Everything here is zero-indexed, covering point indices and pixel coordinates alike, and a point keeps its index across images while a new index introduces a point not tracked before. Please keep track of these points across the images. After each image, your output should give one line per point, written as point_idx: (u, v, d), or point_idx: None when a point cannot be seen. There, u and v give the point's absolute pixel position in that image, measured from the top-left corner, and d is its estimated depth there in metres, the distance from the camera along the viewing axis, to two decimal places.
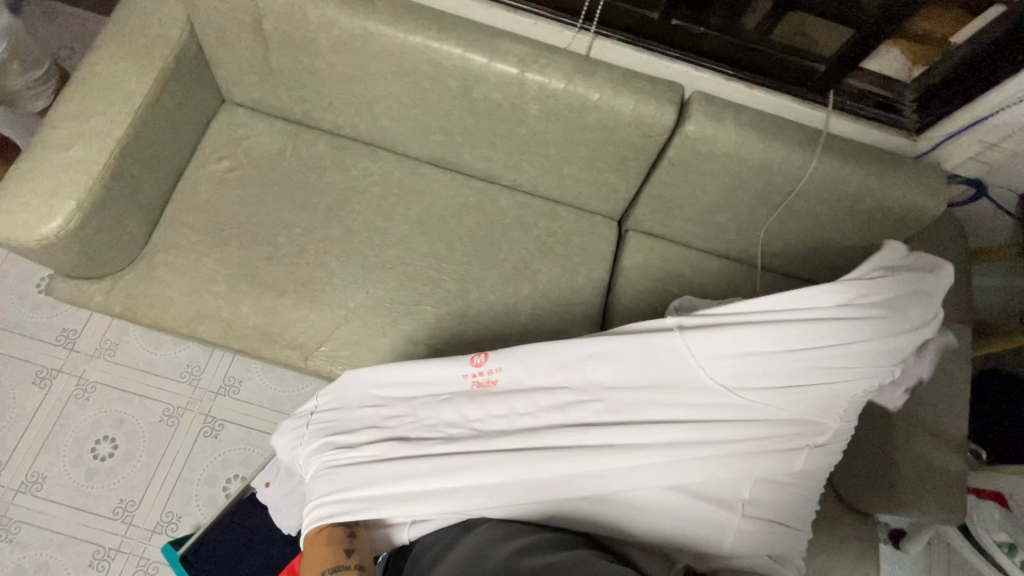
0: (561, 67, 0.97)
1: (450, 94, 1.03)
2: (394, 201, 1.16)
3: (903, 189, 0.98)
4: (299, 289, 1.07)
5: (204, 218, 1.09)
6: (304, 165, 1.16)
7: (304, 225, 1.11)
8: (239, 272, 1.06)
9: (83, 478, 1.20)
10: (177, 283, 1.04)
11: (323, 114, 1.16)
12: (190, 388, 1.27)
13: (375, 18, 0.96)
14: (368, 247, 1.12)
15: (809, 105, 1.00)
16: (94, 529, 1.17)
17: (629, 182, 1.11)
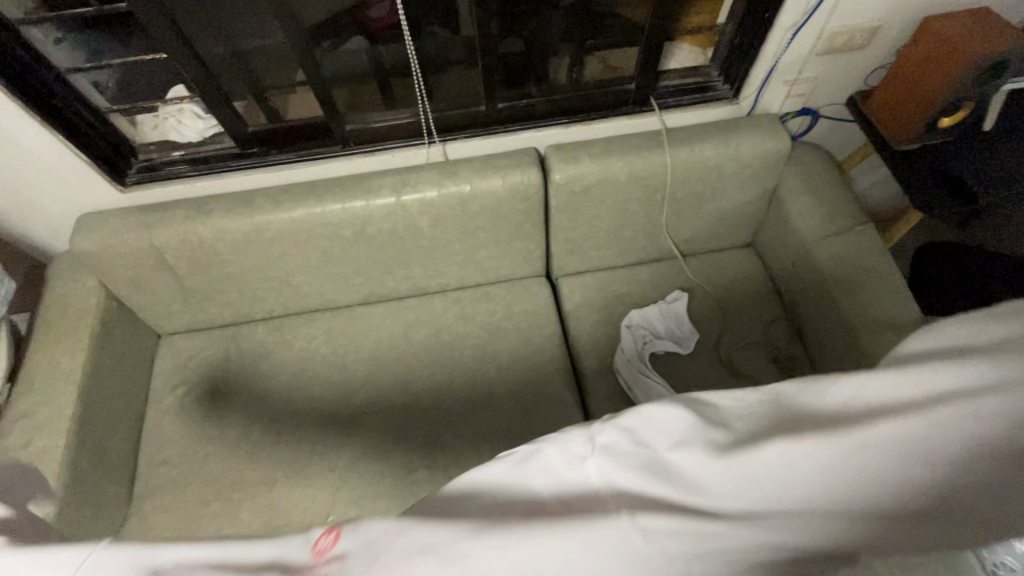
0: (430, 178, 1.09)
1: (350, 241, 1.13)
2: (344, 351, 1.22)
3: (750, 143, 1.10)
4: (289, 472, 1.08)
5: (177, 450, 1.12)
6: (251, 358, 1.21)
7: (271, 411, 1.15)
8: (229, 483, 1.07)
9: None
10: (171, 523, 1.05)
11: (252, 307, 1.23)
12: None
13: (260, 212, 1.07)
14: (337, 402, 1.15)
15: (641, 115, 1.14)
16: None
17: (535, 241, 1.21)
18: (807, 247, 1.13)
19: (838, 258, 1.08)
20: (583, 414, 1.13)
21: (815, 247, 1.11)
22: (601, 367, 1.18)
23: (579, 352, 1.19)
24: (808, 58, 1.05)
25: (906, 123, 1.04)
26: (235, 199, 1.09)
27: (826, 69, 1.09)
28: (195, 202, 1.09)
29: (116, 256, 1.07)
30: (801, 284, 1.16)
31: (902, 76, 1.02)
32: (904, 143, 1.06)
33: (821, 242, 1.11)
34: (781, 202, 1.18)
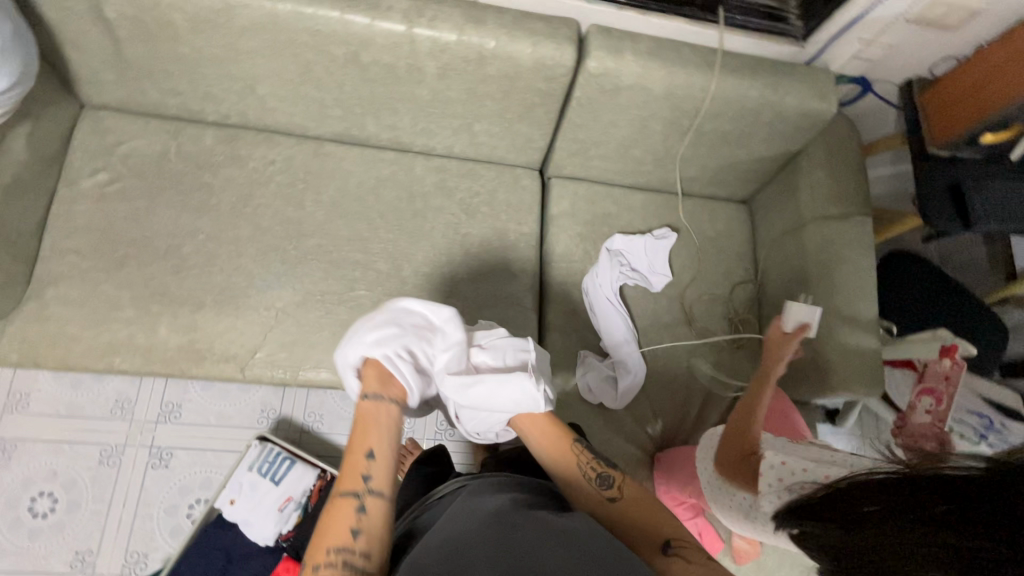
0: (451, 17, 0.92)
1: (338, 63, 0.96)
2: (302, 187, 1.09)
3: (797, 96, 1.02)
4: (220, 299, 1.00)
5: (92, 242, 0.99)
6: (192, 164, 1.06)
7: (207, 229, 1.03)
8: (146, 294, 0.98)
9: (33, 535, 1.13)
10: (76, 317, 0.95)
11: (203, 105, 1.05)
12: (125, 423, 1.21)
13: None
14: (285, 241, 1.05)
15: (702, 25, 1.01)
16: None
17: (542, 129, 1.10)
18: (803, 224, 1.12)
19: (836, 243, 1.07)
20: (538, 322, 1.11)
21: (810, 225, 1.10)
22: (568, 281, 1.15)
23: (550, 262, 1.15)
24: (893, 22, 0.95)
25: (950, 126, 1.00)
26: None
27: (905, 40, 0.99)
28: None
29: None
30: (784, 258, 1.16)
31: (973, 75, 0.96)
32: (939, 146, 1.03)
33: (819, 223, 1.09)
34: (798, 170, 1.13)
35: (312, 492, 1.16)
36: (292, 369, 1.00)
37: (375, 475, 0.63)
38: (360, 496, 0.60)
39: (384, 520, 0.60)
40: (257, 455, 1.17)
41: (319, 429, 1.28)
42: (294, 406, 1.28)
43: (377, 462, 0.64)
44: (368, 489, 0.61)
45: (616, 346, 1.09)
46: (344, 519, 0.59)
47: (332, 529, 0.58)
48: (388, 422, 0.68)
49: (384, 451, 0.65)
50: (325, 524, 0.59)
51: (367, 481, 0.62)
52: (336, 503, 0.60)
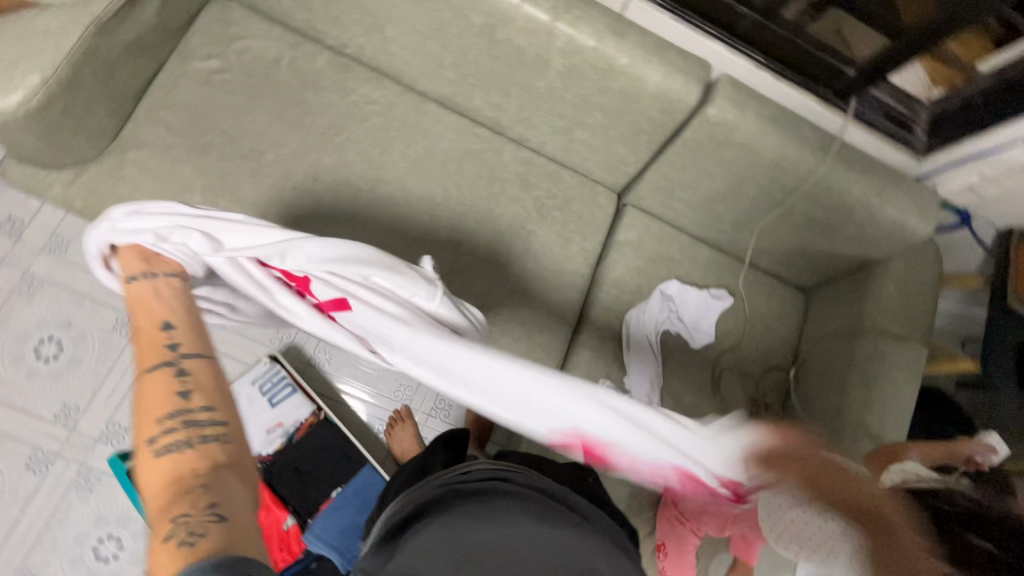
0: (594, 22, 0.92)
1: (471, 30, 0.96)
2: (393, 135, 1.09)
3: (897, 208, 1.01)
4: (282, 215, 1.01)
5: (184, 120, 1.01)
6: (299, 79, 1.07)
7: (293, 145, 1.04)
8: (217, 187, 0.99)
9: (34, 374, 1.17)
10: (147, 186, 0.97)
11: (329, 28, 1.06)
12: None
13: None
14: (360, 180, 1.06)
15: (830, 108, 1.00)
16: (44, 429, 1.16)
17: (638, 157, 1.09)
18: (857, 333, 1.09)
19: (885, 364, 1.04)
20: (570, 338, 1.11)
21: (865, 335, 1.07)
22: (612, 309, 1.14)
23: (600, 285, 1.15)
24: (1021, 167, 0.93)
25: None
26: None
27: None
28: None
29: None
30: (828, 359, 1.13)
31: None
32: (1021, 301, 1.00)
33: (874, 337, 1.06)
34: (871, 279, 1.11)
35: (302, 425, 1.17)
36: None
37: (180, 342, 0.69)
38: (173, 363, 0.67)
39: (204, 375, 0.68)
40: (263, 372, 1.19)
41: (322, 365, 1.28)
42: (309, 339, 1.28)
43: (184, 351, 0.69)
44: (173, 357, 0.68)
45: (637, 386, 1.09)
46: (162, 385, 0.65)
47: (157, 400, 0.64)
48: (164, 295, 0.75)
49: (191, 330, 0.73)
50: (143, 400, 0.65)
51: (178, 362, 0.67)
52: (143, 381, 0.66)
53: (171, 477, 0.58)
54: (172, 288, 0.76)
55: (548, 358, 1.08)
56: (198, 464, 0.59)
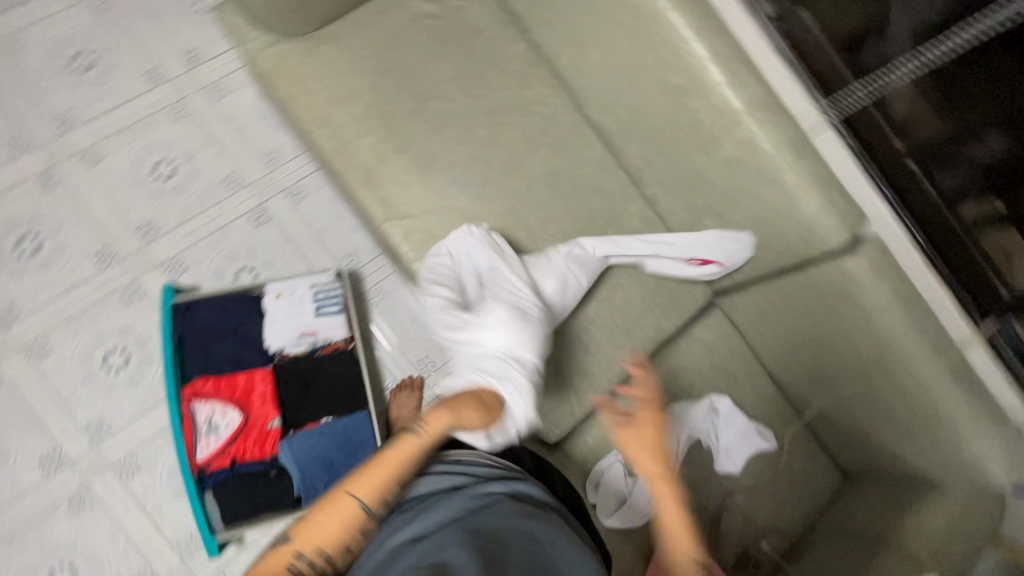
0: (779, 132, 0.98)
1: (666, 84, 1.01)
2: (544, 139, 1.11)
3: (980, 438, 0.97)
4: (415, 158, 1.05)
5: (381, 40, 1.08)
6: (490, 53, 1.12)
7: (458, 104, 1.09)
8: (379, 108, 1.05)
9: (146, 185, 1.27)
10: (324, 79, 1.05)
11: (539, 26, 1.13)
12: (263, 172, 1.32)
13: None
14: (497, 162, 1.09)
15: (963, 315, 0.98)
16: (126, 234, 1.25)
17: (755, 268, 1.08)
18: (873, 542, 0.96)
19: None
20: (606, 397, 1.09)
21: (882, 550, 0.94)
22: None
23: (656, 365, 1.12)
24: None
25: None
26: None
27: None
28: None
29: None
30: (832, 553, 1.00)
31: None
32: None
33: (891, 555, 0.93)
34: (915, 495, 0.99)
35: (330, 345, 1.17)
36: (414, 251, 1.03)
37: (359, 490, 0.70)
38: (369, 513, 0.69)
39: (349, 518, 0.68)
40: (323, 282, 1.20)
41: (370, 303, 1.31)
42: (372, 274, 1.33)
43: (429, 422, 0.76)
44: (381, 497, 0.71)
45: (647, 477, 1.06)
46: (350, 521, 0.68)
47: (334, 527, 0.68)
48: (442, 411, 0.78)
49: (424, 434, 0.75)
50: (320, 517, 0.68)
51: (388, 495, 0.71)
52: (338, 498, 0.70)
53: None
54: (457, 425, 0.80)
55: (578, 405, 1.06)
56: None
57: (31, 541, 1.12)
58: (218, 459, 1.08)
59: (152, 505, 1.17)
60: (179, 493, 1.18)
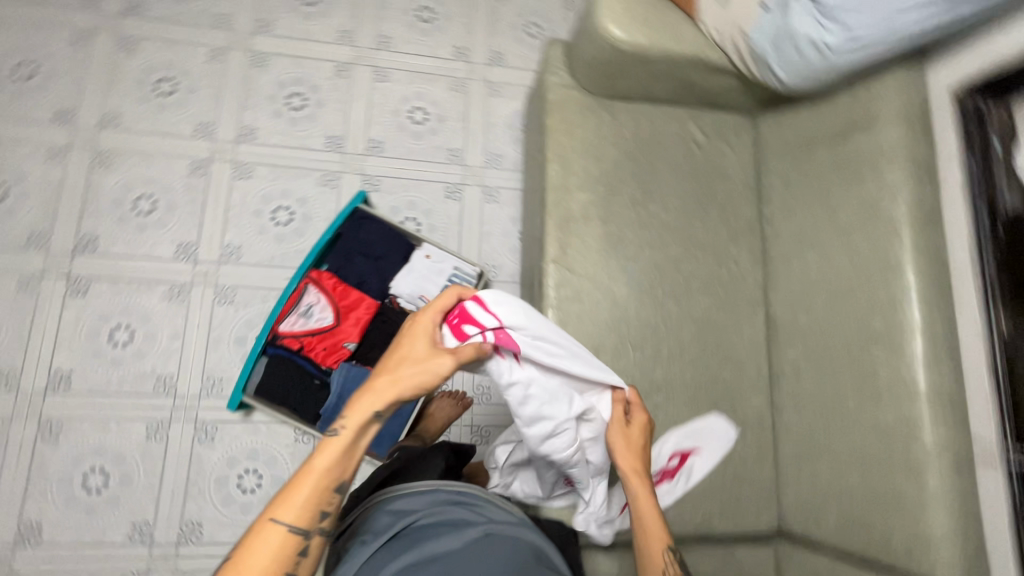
0: (949, 437, 0.89)
1: (860, 324, 1.00)
2: (718, 292, 1.16)
3: None
4: (608, 234, 1.13)
5: (645, 135, 1.20)
6: (722, 201, 1.21)
7: (668, 218, 1.17)
8: (608, 179, 1.16)
9: (399, 116, 1.48)
10: (585, 132, 1.17)
11: (775, 206, 1.19)
12: (481, 164, 1.48)
13: (914, 246, 0.96)
14: (667, 283, 1.14)
15: None
16: (360, 138, 1.44)
17: (835, 539, 0.99)
18: None
19: None
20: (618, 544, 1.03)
21: None
22: None
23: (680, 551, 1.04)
24: None
25: None
26: (927, 215, 0.97)
27: None
28: (924, 167, 0.99)
29: (873, 92, 1.03)
30: None
31: None
32: None
33: None
34: None
35: None
36: (555, 300, 1.09)
37: (288, 510, 0.62)
38: (302, 529, 0.62)
39: (289, 541, 0.62)
40: (465, 270, 1.27)
41: None
42: (498, 293, 1.40)
43: (352, 418, 0.67)
44: (314, 514, 0.63)
45: None
46: (290, 546, 0.62)
47: (267, 563, 0.60)
48: (401, 371, 0.70)
49: (363, 424, 0.67)
50: (252, 552, 0.61)
51: (326, 512, 0.65)
52: (266, 530, 0.62)
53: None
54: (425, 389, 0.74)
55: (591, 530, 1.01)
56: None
57: (125, 294, 1.27)
58: (292, 339, 1.16)
59: (216, 334, 1.28)
60: (239, 341, 1.28)
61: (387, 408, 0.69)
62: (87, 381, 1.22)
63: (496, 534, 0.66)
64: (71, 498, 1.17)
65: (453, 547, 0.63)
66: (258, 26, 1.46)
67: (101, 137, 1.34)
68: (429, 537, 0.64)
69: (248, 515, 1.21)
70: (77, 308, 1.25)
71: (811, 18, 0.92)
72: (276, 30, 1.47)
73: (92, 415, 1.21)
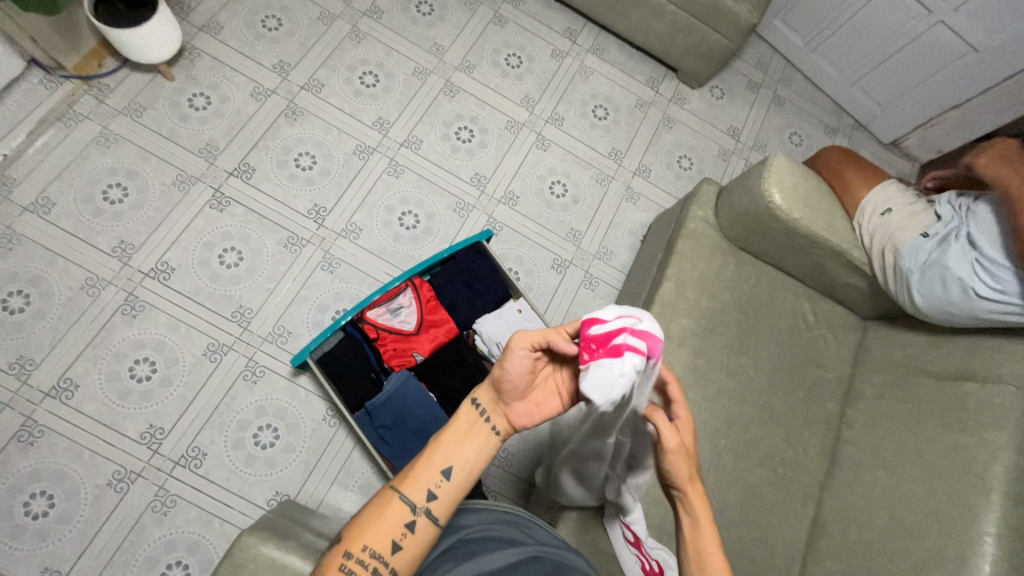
0: None
1: (917, 568, 0.93)
2: (776, 469, 1.14)
3: None
4: (694, 366, 1.15)
5: (761, 294, 1.24)
6: (810, 385, 1.21)
7: (753, 378, 1.18)
8: (713, 317, 1.19)
9: (542, 182, 1.60)
10: (709, 267, 1.22)
11: (861, 413, 1.18)
12: (593, 253, 1.56)
13: (1002, 515, 0.91)
14: (731, 437, 1.13)
15: None
16: (502, 186, 1.57)
17: None
18: None
19: None
20: None
21: None
22: None
23: None
24: None
25: None
26: None
27: None
28: None
29: (999, 353, 1.04)
30: None
31: None
32: None
33: None
34: None
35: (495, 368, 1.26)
36: None
37: (406, 486, 0.67)
38: (415, 503, 0.66)
39: (403, 513, 0.66)
40: None
41: None
42: None
43: (467, 405, 0.71)
44: (427, 490, 0.67)
45: None
46: (404, 518, 0.66)
47: (384, 531, 0.65)
48: (494, 367, 0.70)
49: (468, 415, 0.71)
50: (375, 519, 0.66)
51: (436, 493, 0.67)
52: (385, 503, 0.67)
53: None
54: (556, 403, 0.74)
55: None
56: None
57: (252, 224, 1.38)
58: (372, 327, 1.22)
59: (305, 292, 1.35)
60: (321, 308, 1.35)
61: (491, 402, 0.71)
62: (183, 282, 1.31)
63: (541, 561, 0.67)
64: (113, 375, 1.21)
65: (509, 561, 0.65)
66: (462, 65, 1.66)
67: (300, 95, 1.52)
68: (485, 550, 0.67)
69: (248, 467, 1.21)
70: (208, 218, 1.36)
71: (967, 264, 1.00)
72: (475, 74, 1.66)
73: (170, 312, 1.28)
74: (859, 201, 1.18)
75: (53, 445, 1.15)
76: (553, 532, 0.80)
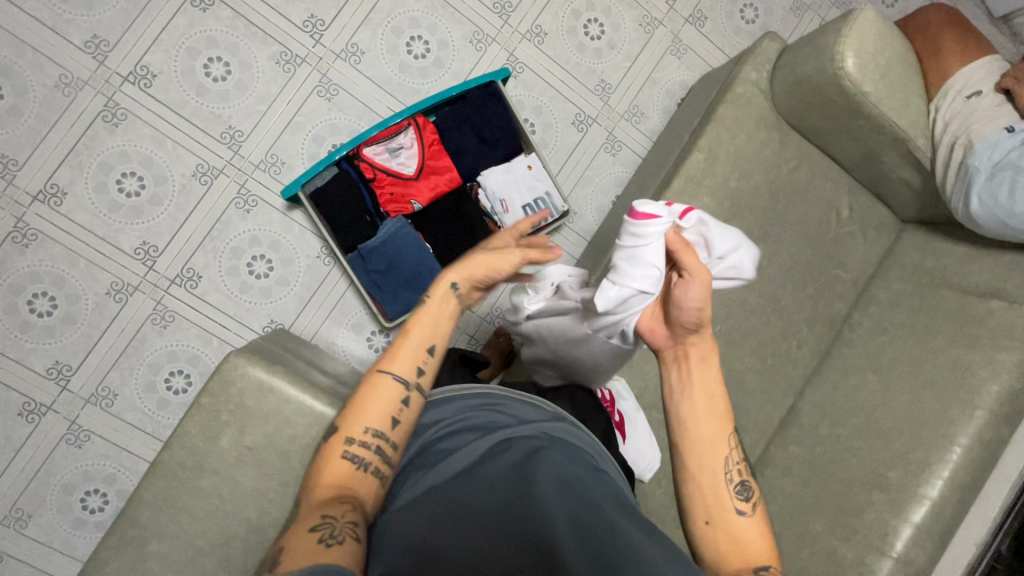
0: None
1: (879, 466, 0.97)
2: (765, 360, 1.13)
3: None
4: None
5: (798, 180, 1.11)
6: (824, 281, 1.15)
7: (766, 268, 1.11)
8: (738, 198, 1.09)
9: (576, 19, 1.37)
10: (749, 140, 1.08)
11: (868, 317, 1.13)
12: (621, 112, 1.40)
13: (978, 430, 0.92)
14: (728, 324, 1.10)
15: None
16: (529, 18, 1.34)
17: None
18: None
19: None
20: None
21: None
22: None
23: None
24: None
25: None
26: (1010, 414, 0.93)
27: None
28: None
29: None
30: None
31: None
32: None
33: None
34: None
35: (498, 227, 1.20)
36: None
37: (396, 374, 0.69)
38: (405, 387, 0.69)
39: (389, 398, 0.68)
40: (556, 202, 1.20)
41: None
42: (566, 238, 1.35)
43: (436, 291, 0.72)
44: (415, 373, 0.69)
45: None
46: (394, 400, 0.68)
47: (376, 412, 0.67)
48: (470, 254, 0.73)
49: (443, 294, 0.72)
50: (365, 406, 0.68)
51: (423, 369, 0.70)
52: (378, 388, 0.68)
53: (304, 524, 0.58)
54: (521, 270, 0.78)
55: None
56: (355, 504, 0.62)
57: (240, 32, 1.21)
58: (370, 166, 1.14)
59: (299, 120, 1.24)
60: (317, 139, 1.25)
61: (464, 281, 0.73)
62: (166, 92, 1.19)
63: (513, 443, 0.68)
64: (102, 187, 1.17)
65: (473, 458, 0.66)
66: None
67: None
68: (450, 450, 0.68)
69: (243, 294, 1.22)
70: (189, 18, 1.19)
71: None
72: None
73: (155, 126, 1.19)
74: (947, 78, 1.00)
75: (48, 250, 1.15)
76: (543, 404, 0.78)
